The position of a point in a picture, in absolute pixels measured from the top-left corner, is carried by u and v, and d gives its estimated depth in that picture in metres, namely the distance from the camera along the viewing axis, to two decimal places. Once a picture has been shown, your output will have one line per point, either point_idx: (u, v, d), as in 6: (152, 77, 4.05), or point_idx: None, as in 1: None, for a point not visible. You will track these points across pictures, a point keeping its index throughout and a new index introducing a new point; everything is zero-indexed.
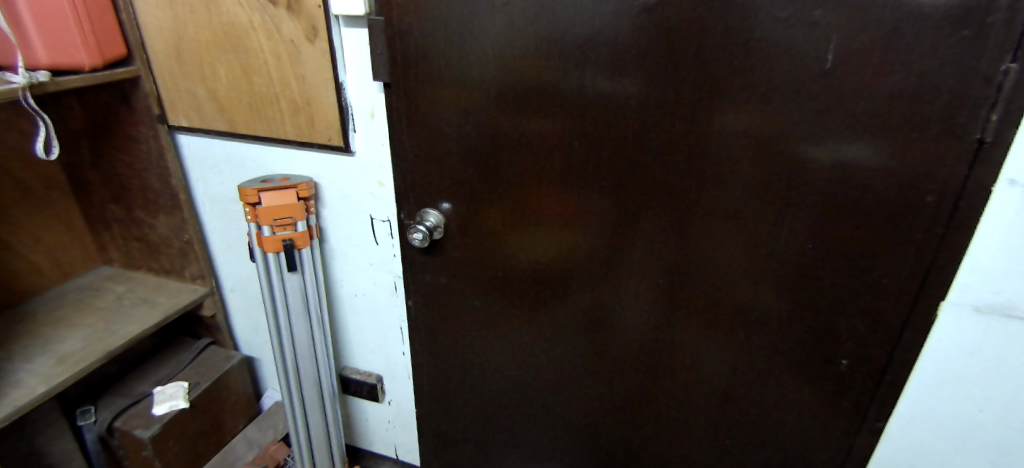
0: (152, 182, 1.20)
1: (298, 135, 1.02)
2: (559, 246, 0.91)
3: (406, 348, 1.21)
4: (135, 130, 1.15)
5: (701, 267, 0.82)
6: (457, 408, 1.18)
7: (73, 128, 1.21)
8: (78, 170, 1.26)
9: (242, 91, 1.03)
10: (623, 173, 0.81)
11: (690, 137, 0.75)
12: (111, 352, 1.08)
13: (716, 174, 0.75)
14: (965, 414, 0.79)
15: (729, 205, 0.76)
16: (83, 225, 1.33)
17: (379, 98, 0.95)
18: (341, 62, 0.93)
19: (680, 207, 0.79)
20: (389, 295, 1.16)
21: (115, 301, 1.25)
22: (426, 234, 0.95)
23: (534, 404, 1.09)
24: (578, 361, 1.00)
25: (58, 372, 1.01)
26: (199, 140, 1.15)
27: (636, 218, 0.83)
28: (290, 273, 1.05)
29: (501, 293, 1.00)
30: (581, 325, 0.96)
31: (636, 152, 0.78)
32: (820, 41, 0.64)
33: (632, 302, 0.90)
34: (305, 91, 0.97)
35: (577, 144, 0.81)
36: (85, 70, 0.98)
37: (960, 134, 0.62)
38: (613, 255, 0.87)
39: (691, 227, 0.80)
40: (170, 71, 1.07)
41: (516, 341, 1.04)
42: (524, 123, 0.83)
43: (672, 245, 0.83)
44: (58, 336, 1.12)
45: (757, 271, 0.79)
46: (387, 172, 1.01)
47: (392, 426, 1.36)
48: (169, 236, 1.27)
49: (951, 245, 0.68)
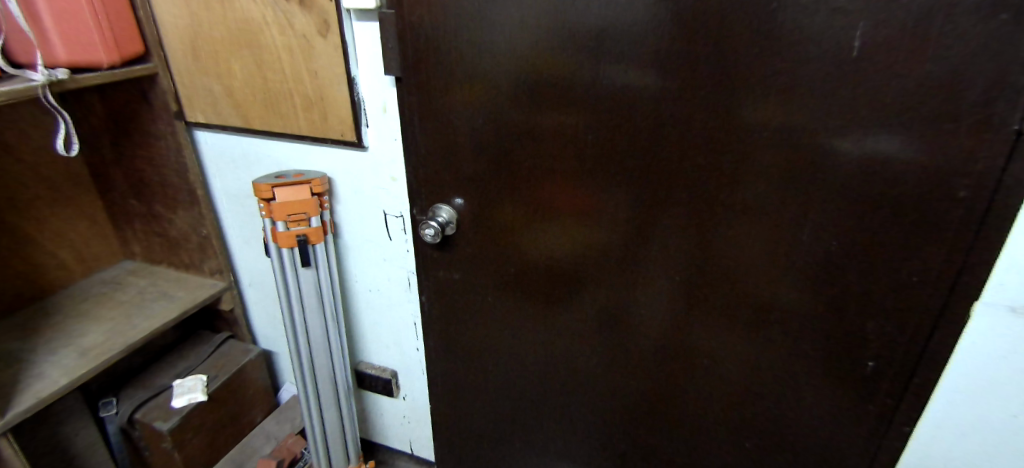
0: (171, 177, 1.21)
1: (312, 131, 1.03)
2: (574, 242, 0.89)
3: (420, 344, 1.21)
4: (153, 127, 1.16)
5: (719, 265, 0.80)
6: (471, 405, 1.18)
7: (94, 125, 1.23)
8: (100, 167, 1.28)
9: (256, 87, 1.03)
10: (639, 168, 0.79)
11: (709, 131, 0.72)
12: (130, 345, 1.10)
13: (735, 169, 0.73)
14: (1000, 420, 0.76)
15: (750, 200, 0.74)
16: (105, 220, 1.36)
17: (391, 93, 0.94)
18: (353, 57, 0.93)
19: (699, 202, 0.77)
20: (403, 291, 1.16)
21: (136, 295, 1.27)
22: (437, 230, 0.95)
23: (548, 402, 1.08)
24: (593, 358, 0.99)
25: (80, 365, 1.03)
26: (216, 136, 1.16)
27: (652, 213, 0.81)
28: (304, 268, 1.05)
29: (514, 289, 0.99)
30: (596, 324, 0.95)
31: (651, 146, 0.76)
32: (846, 28, 0.61)
33: (649, 300, 0.88)
34: (318, 86, 0.97)
35: (591, 139, 0.80)
36: (103, 68, 0.99)
37: (996, 125, 0.59)
38: (628, 252, 0.86)
39: (710, 223, 0.78)
40: (187, 68, 1.08)
41: (530, 337, 1.03)
42: (537, 117, 0.81)
43: (689, 242, 0.80)
44: (80, 329, 1.14)
45: (778, 269, 0.76)
46: (400, 166, 1.01)
47: (407, 421, 1.37)
48: (188, 232, 1.28)
49: (986, 243, 0.65)
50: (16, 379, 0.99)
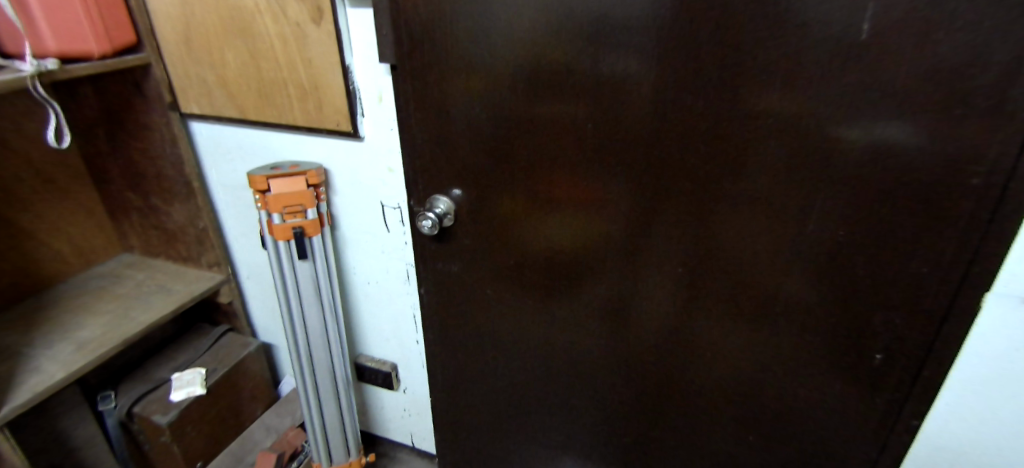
0: (166, 170, 1.20)
1: (307, 122, 1.01)
2: (574, 234, 0.87)
3: (420, 336, 1.20)
4: (147, 118, 1.15)
5: (723, 256, 0.78)
6: (471, 398, 1.17)
7: (89, 117, 1.22)
8: (96, 159, 1.27)
9: (250, 77, 1.01)
10: (640, 156, 0.76)
11: (713, 118, 0.70)
12: (127, 339, 1.09)
13: (740, 158, 0.71)
14: (1011, 413, 0.74)
15: (757, 189, 0.71)
16: (103, 213, 1.35)
17: (386, 81, 0.92)
18: (348, 45, 0.91)
19: (702, 192, 0.75)
20: (402, 283, 1.14)
21: (134, 288, 1.27)
22: (435, 222, 0.93)
23: (549, 394, 1.07)
24: (594, 350, 0.97)
25: (76, 359, 1.03)
26: (211, 128, 1.15)
27: (655, 203, 0.79)
28: (301, 261, 1.04)
29: (514, 282, 0.97)
30: (596, 316, 0.93)
31: (652, 134, 0.74)
32: (855, 10, 0.58)
33: (652, 293, 0.86)
34: (312, 75, 0.95)
35: (591, 127, 0.77)
36: (94, 58, 0.98)
37: (1012, 110, 0.56)
38: (630, 243, 0.84)
39: (714, 213, 0.76)
40: (180, 58, 1.06)
41: (529, 330, 1.01)
42: (535, 105, 0.79)
43: (692, 232, 0.79)
44: (77, 323, 1.13)
45: (786, 262, 0.74)
46: (397, 157, 0.99)
47: (407, 414, 1.36)
48: (185, 225, 1.27)
49: (998, 233, 0.63)
50: (13, 373, 0.98)
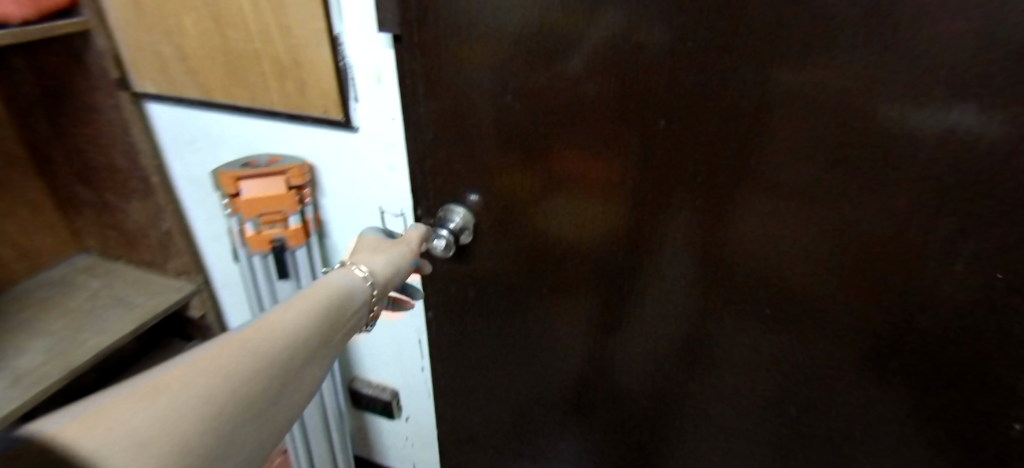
0: (120, 161, 0.99)
1: (287, 107, 0.80)
2: (626, 267, 0.66)
3: (426, 363, 1.03)
4: (93, 98, 0.94)
5: (839, 317, 0.56)
6: (485, 439, 0.99)
7: (26, 95, 1.01)
8: (39, 146, 1.06)
9: (215, 48, 0.80)
10: (740, 168, 0.53)
11: (863, 120, 0.46)
12: (72, 371, 0.90)
13: (901, 179, 0.47)
14: None
15: (910, 235, 0.48)
16: (52, 209, 1.14)
17: (387, 57, 0.71)
18: (337, 8, 0.70)
19: (833, 223, 0.52)
20: (405, 304, 0.96)
21: (87, 300, 1.07)
22: (450, 240, 0.74)
23: (582, 442, 0.89)
24: (643, 401, 0.78)
25: (6, 398, 0.84)
26: (170, 110, 0.93)
27: (747, 239, 0.57)
28: (281, 280, 0.85)
29: (543, 318, 0.77)
30: (650, 366, 0.74)
31: (760, 138, 0.51)
32: None
33: (727, 346, 0.66)
34: (291, 48, 0.74)
35: (666, 122, 0.55)
36: (13, 23, 0.77)
37: None
38: (713, 281, 0.62)
39: (849, 254, 0.52)
40: (129, 24, 0.85)
41: (561, 371, 0.82)
42: (586, 91, 0.57)
43: (811, 275, 0.55)
44: (14, 348, 0.94)
45: (933, 332, 0.52)
46: (400, 154, 0.79)
47: (410, 443, 1.19)
48: (146, 226, 1.07)
49: None
50: None
